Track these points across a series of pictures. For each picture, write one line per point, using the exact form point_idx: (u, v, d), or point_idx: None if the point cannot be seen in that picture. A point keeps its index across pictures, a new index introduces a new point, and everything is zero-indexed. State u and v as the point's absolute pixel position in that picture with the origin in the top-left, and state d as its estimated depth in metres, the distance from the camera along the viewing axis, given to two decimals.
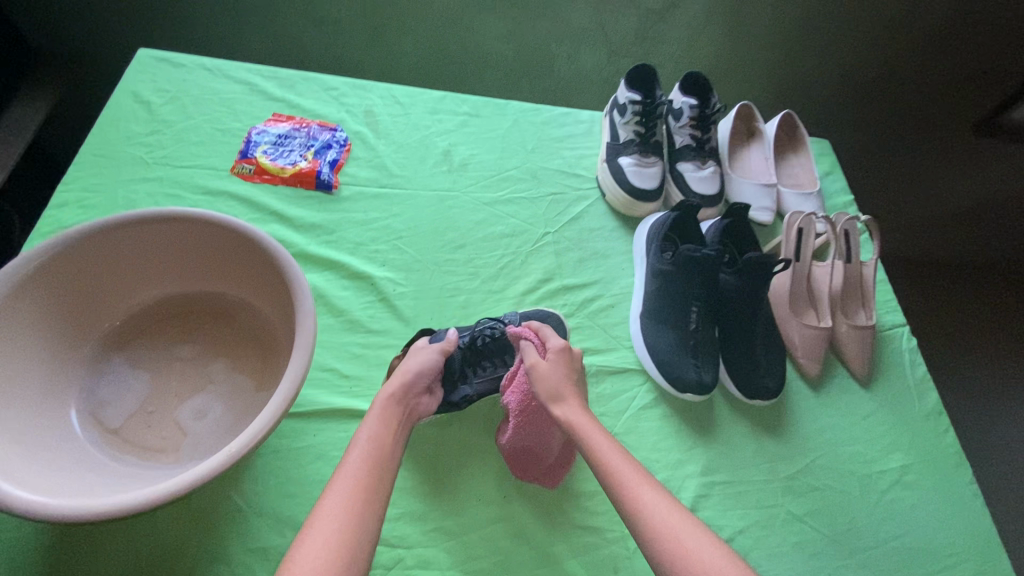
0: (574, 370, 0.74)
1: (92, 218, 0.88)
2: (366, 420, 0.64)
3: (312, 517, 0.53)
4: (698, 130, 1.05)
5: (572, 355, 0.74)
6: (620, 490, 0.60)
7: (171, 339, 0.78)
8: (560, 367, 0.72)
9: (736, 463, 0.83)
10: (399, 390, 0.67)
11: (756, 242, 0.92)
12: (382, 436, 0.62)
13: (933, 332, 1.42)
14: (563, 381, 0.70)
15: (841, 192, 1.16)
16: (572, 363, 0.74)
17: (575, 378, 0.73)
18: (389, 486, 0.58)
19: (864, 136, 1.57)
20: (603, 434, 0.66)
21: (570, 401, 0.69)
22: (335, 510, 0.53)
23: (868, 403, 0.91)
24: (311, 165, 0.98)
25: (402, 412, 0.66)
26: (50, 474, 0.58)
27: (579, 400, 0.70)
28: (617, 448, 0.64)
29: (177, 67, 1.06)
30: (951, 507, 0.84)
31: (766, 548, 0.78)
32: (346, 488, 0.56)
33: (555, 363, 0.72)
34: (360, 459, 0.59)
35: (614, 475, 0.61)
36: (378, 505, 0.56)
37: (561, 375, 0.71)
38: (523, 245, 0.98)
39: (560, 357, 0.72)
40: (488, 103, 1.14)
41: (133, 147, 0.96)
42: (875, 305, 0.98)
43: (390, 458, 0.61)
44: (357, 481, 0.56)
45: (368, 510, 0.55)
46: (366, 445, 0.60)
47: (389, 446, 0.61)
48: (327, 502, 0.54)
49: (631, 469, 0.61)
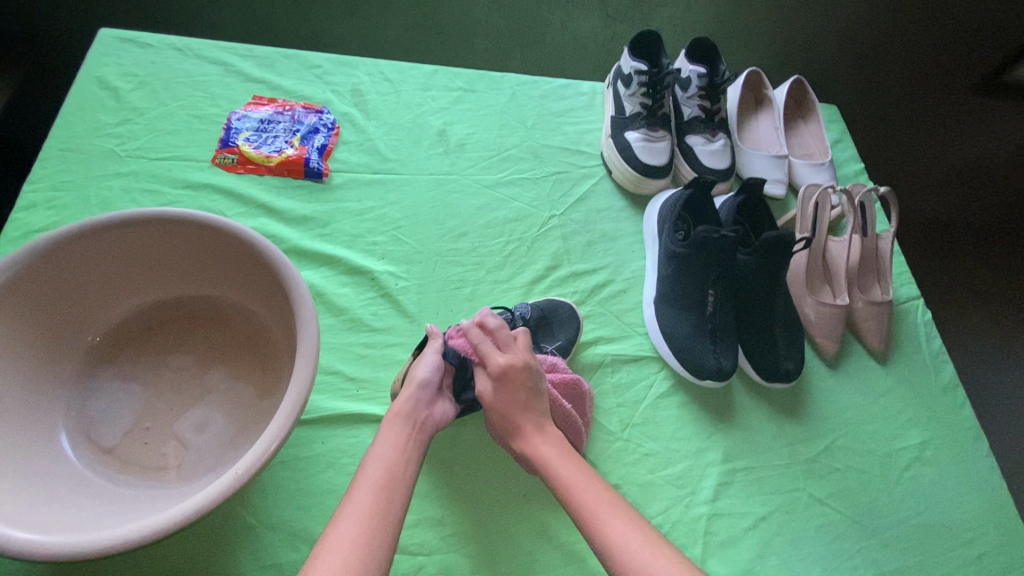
0: (530, 383, 0.65)
1: (63, 220, 0.82)
2: (378, 437, 0.60)
3: (320, 546, 0.50)
4: (707, 101, 0.99)
5: (518, 370, 0.64)
6: (591, 528, 0.56)
7: (164, 349, 0.73)
8: (507, 394, 0.64)
9: (756, 448, 0.81)
10: (406, 403, 0.63)
11: (774, 219, 0.88)
12: (395, 453, 0.59)
13: (950, 301, 1.28)
14: (516, 408, 0.64)
15: (851, 160, 1.11)
16: (522, 379, 0.64)
17: (527, 398, 0.65)
18: (404, 506, 0.55)
19: (878, 82, 1.48)
20: (573, 464, 0.61)
21: (528, 432, 0.64)
22: (345, 540, 0.50)
23: (884, 379, 0.89)
24: (298, 152, 0.92)
25: (411, 425, 0.62)
26: (39, 507, 0.54)
27: (538, 425, 0.64)
28: (595, 481, 0.60)
29: (144, 48, 0.97)
30: (969, 481, 0.83)
31: (790, 533, 0.76)
32: (356, 513, 0.52)
33: (498, 388, 0.64)
34: (373, 479, 0.56)
35: (586, 511, 0.57)
36: (392, 530, 0.52)
37: (509, 405, 0.64)
38: (528, 230, 0.93)
39: (504, 381, 0.64)
40: (483, 77, 1.07)
41: (103, 138, 0.89)
42: (890, 280, 0.95)
43: (405, 476, 0.57)
44: (370, 505, 0.53)
45: (381, 537, 0.51)
46: (381, 465, 0.57)
47: (403, 464, 0.58)
48: (336, 531, 0.51)
49: (614, 504, 0.57)
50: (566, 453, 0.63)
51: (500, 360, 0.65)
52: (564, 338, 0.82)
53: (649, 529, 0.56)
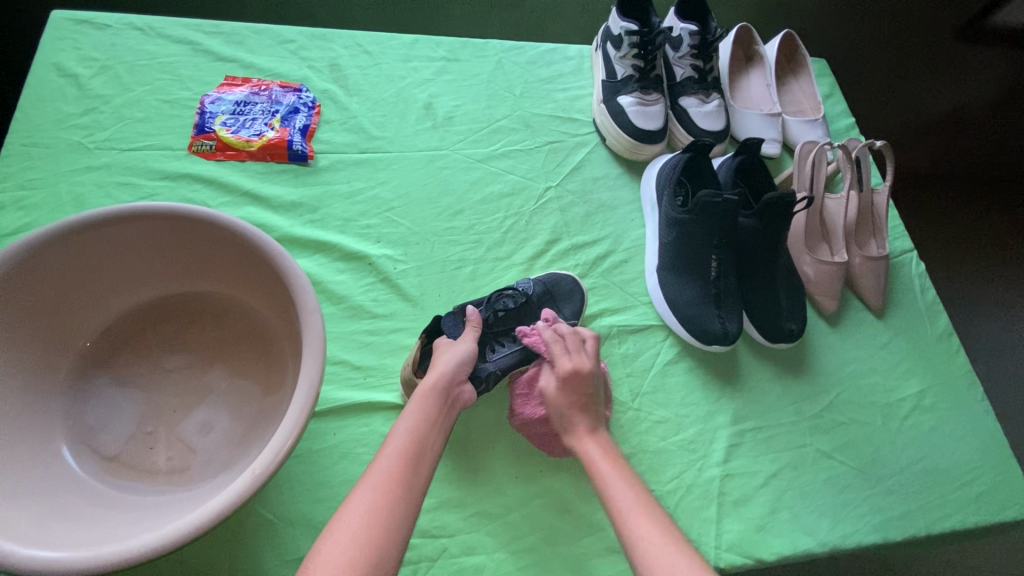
0: (590, 389, 0.68)
1: (35, 221, 0.77)
2: (405, 412, 0.59)
3: (339, 513, 0.49)
4: (699, 60, 0.97)
5: (584, 373, 0.67)
6: (623, 531, 0.54)
7: (160, 350, 0.71)
8: (567, 393, 0.67)
9: (764, 408, 0.83)
10: (439, 380, 0.63)
11: (773, 179, 0.87)
12: (420, 426, 0.58)
13: (938, 251, 1.30)
14: (573, 407, 0.66)
15: (842, 115, 1.10)
16: (587, 384, 0.67)
17: (589, 402, 0.67)
18: (427, 481, 0.54)
19: (868, 29, 1.44)
20: (618, 472, 0.61)
21: (580, 430, 0.65)
22: (363, 508, 0.49)
23: (883, 332, 0.91)
24: (280, 135, 0.87)
25: (443, 403, 0.61)
26: (51, 522, 0.52)
27: (591, 426, 0.66)
28: (631, 484, 0.59)
29: (102, 30, 0.90)
30: (967, 425, 0.85)
31: (800, 488, 0.78)
32: (377, 483, 0.51)
33: (562, 387, 0.67)
34: (398, 450, 0.54)
35: (621, 515, 0.56)
36: (413, 499, 0.51)
37: (569, 405, 0.67)
38: (526, 204, 0.91)
39: (568, 380, 0.67)
40: (466, 44, 1.02)
41: (68, 131, 0.83)
42: (886, 235, 0.96)
43: (431, 449, 0.56)
44: (389, 478, 0.52)
45: (401, 508, 0.50)
46: (405, 436, 0.56)
47: (428, 440, 0.57)
48: (355, 500, 0.50)
49: (640, 506, 0.56)
50: (615, 457, 0.63)
51: (566, 361, 0.68)
52: (569, 311, 0.82)
53: (669, 524, 0.54)
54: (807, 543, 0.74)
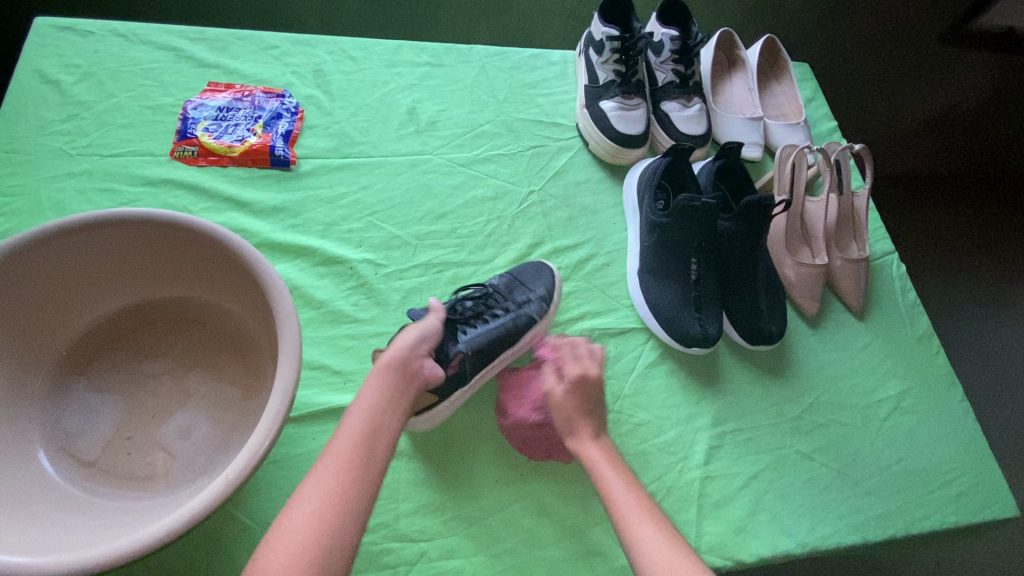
0: (595, 396, 0.66)
1: (16, 227, 0.77)
2: (363, 387, 0.59)
3: (294, 498, 0.49)
4: (680, 65, 0.98)
5: (591, 379, 0.66)
6: (621, 530, 0.55)
7: (139, 356, 0.71)
8: (572, 399, 0.65)
9: (744, 410, 0.83)
10: (395, 355, 0.61)
11: (752, 182, 0.88)
12: (378, 404, 0.57)
13: (922, 252, 1.30)
14: (578, 413, 0.65)
15: (824, 119, 1.11)
16: (592, 391, 0.66)
17: (593, 408, 0.66)
18: (385, 461, 0.54)
19: (851, 34, 1.46)
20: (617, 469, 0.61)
21: (585, 434, 0.64)
22: (320, 490, 0.49)
23: (863, 334, 0.91)
24: (262, 140, 0.88)
25: (402, 377, 0.60)
26: (27, 527, 0.52)
27: (596, 429, 0.64)
28: (626, 482, 0.59)
29: (85, 36, 0.91)
30: (946, 425, 0.86)
31: (780, 489, 0.78)
32: (333, 467, 0.51)
33: (569, 392, 0.65)
34: (355, 430, 0.54)
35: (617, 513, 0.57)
36: (370, 480, 0.52)
37: (574, 408, 0.65)
38: (508, 207, 0.91)
39: (578, 385, 0.66)
40: (450, 50, 1.03)
41: (50, 137, 0.83)
42: (866, 237, 0.97)
43: (389, 427, 0.56)
44: (348, 460, 0.52)
45: (360, 489, 0.50)
46: (362, 415, 0.56)
47: (386, 419, 0.57)
48: (311, 483, 0.50)
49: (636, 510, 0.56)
50: (617, 460, 0.62)
51: (573, 367, 0.67)
52: (542, 288, 0.82)
53: (663, 525, 0.55)
54: (787, 545, 0.75)
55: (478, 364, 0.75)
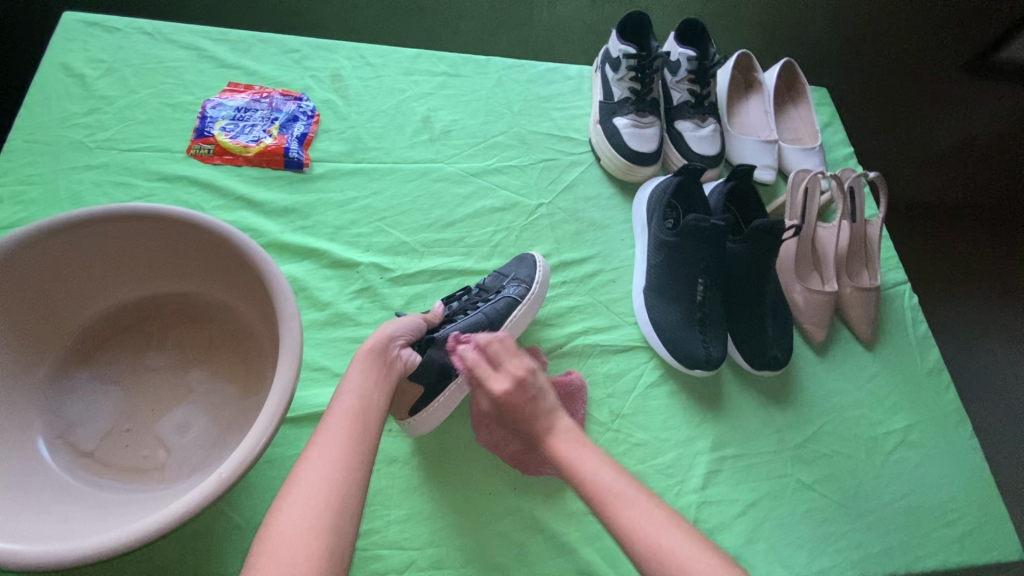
0: (532, 392, 0.60)
1: (32, 215, 0.79)
2: (348, 371, 0.59)
3: (295, 474, 0.49)
4: (697, 85, 0.98)
5: (513, 390, 0.59)
6: (609, 520, 0.52)
7: (142, 348, 0.72)
8: (512, 411, 0.60)
9: (745, 435, 0.82)
10: (375, 342, 0.62)
11: (764, 206, 0.87)
12: (365, 386, 0.57)
13: (936, 282, 1.28)
14: (524, 420, 0.60)
15: (840, 145, 1.10)
16: (520, 396, 0.59)
17: (537, 405, 0.60)
18: (378, 437, 0.54)
19: (870, 61, 1.46)
20: (592, 454, 0.57)
21: (542, 434, 0.59)
22: (322, 464, 0.49)
23: (871, 364, 0.90)
24: (277, 141, 0.89)
25: (383, 363, 0.60)
26: (18, 515, 0.51)
27: (549, 427, 0.59)
28: (605, 468, 0.55)
29: (112, 33, 0.93)
30: (953, 463, 0.84)
31: (779, 519, 0.77)
32: (330, 442, 0.51)
33: (503, 406, 0.60)
34: (345, 411, 0.54)
35: (603, 500, 0.53)
36: (367, 454, 0.52)
37: (519, 417, 0.60)
38: (517, 219, 0.92)
39: (503, 401, 0.59)
40: (467, 60, 1.03)
41: (71, 129, 0.85)
42: (879, 266, 0.95)
43: (377, 409, 0.56)
44: (344, 436, 0.52)
45: (359, 464, 0.50)
46: (351, 397, 0.56)
47: (374, 398, 0.57)
48: (310, 459, 0.50)
49: (619, 490, 0.53)
50: (589, 444, 0.58)
51: (494, 380, 0.60)
52: (524, 275, 0.82)
53: (656, 507, 0.52)
54: None
55: None
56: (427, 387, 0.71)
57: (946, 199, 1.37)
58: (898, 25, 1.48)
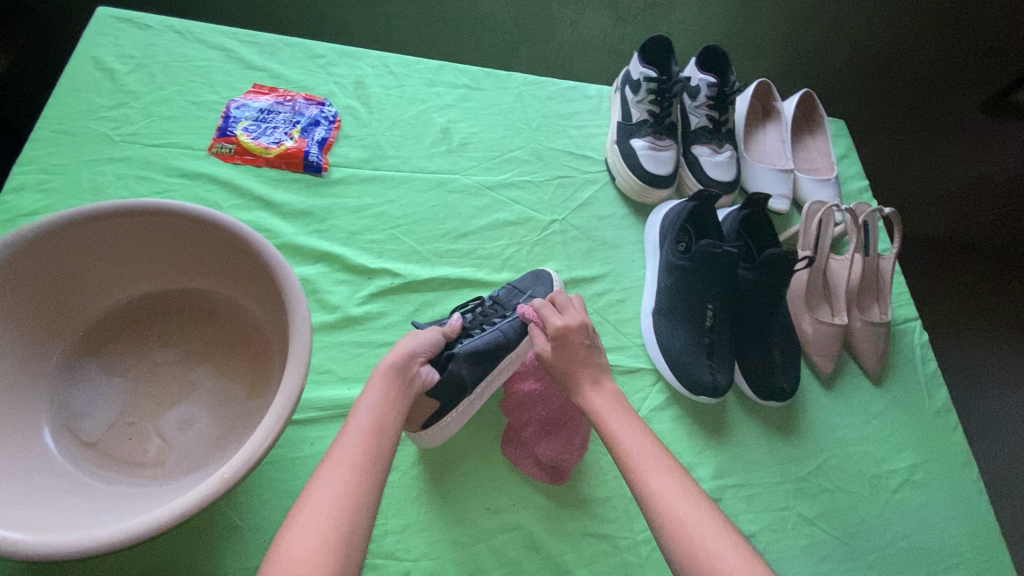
0: (590, 343, 0.67)
1: (52, 205, 0.80)
2: (366, 388, 0.59)
3: (308, 491, 0.48)
4: (715, 111, 0.98)
5: (574, 329, 0.67)
6: (635, 479, 0.56)
7: (151, 342, 0.72)
8: (562, 351, 0.66)
9: (747, 465, 0.81)
10: (396, 359, 0.62)
11: (777, 235, 0.87)
12: (381, 405, 0.57)
13: (946, 320, 1.28)
14: (573, 365, 0.65)
15: (855, 177, 1.10)
16: (578, 338, 0.66)
17: (588, 353, 0.66)
18: (390, 458, 0.54)
19: (883, 96, 1.47)
20: (626, 419, 0.62)
21: (584, 384, 0.64)
22: (334, 485, 0.49)
23: (878, 400, 0.89)
24: (298, 144, 0.90)
25: (402, 381, 0.61)
26: (20, 503, 0.51)
27: (594, 377, 0.65)
28: (640, 433, 0.60)
29: (143, 29, 0.95)
30: (958, 506, 0.83)
31: (777, 552, 0.76)
32: (344, 460, 0.51)
33: (555, 344, 0.66)
34: (360, 429, 0.54)
35: (632, 461, 0.58)
36: (379, 475, 0.51)
37: (565, 362, 0.66)
38: (530, 233, 0.92)
39: (558, 337, 0.66)
40: (489, 75, 1.04)
41: (96, 122, 0.87)
42: (890, 300, 0.94)
43: (391, 429, 0.56)
44: (358, 456, 0.52)
45: (370, 485, 0.50)
46: (366, 414, 0.56)
47: (390, 420, 0.56)
48: (323, 478, 0.49)
49: (650, 452, 0.58)
50: (624, 406, 0.63)
51: (558, 319, 0.67)
52: (541, 293, 0.82)
53: (682, 478, 0.56)
54: None
55: (478, 371, 0.73)
56: (443, 402, 0.70)
57: (955, 235, 1.37)
58: (913, 62, 1.48)
